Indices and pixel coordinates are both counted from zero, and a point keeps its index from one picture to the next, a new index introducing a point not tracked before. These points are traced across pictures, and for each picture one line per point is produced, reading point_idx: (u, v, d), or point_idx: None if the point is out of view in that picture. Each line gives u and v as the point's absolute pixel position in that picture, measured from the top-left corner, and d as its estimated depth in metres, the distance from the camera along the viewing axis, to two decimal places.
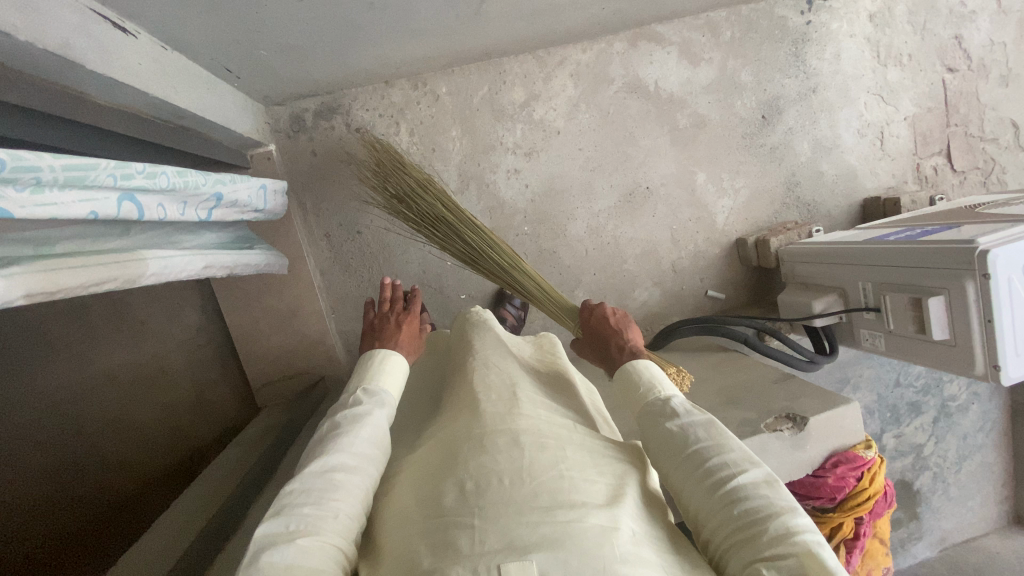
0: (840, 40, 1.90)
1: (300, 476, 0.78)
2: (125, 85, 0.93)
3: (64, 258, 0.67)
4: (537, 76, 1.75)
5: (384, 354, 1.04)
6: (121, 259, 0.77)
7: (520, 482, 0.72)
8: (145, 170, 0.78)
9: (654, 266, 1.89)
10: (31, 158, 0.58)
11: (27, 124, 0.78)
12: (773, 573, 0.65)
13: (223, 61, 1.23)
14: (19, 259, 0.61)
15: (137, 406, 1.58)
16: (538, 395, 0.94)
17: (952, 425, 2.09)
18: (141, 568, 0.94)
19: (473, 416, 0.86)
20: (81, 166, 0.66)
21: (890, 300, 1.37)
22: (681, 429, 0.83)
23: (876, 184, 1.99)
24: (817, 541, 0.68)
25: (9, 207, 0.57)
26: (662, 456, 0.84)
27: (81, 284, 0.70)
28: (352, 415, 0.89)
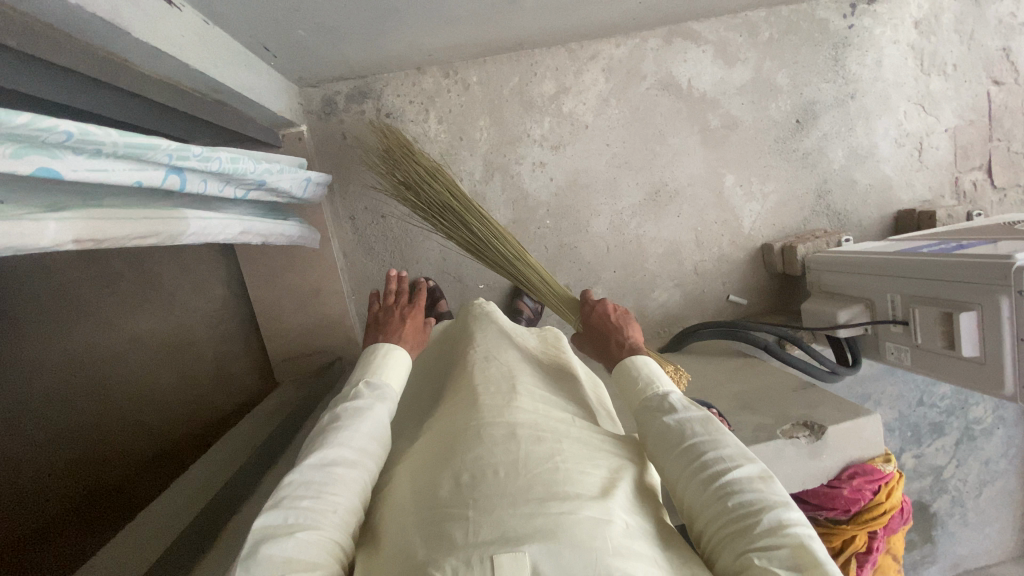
0: (883, 46, 1.84)
1: (300, 467, 0.78)
2: (167, 56, 0.95)
3: (110, 211, 0.69)
4: (569, 69, 1.74)
5: (387, 349, 1.04)
6: (164, 216, 0.79)
7: (514, 475, 0.72)
8: (201, 154, 0.80)
9: (676, 267, 1.87)
10: (97, 133, 0.61)
11: (64, 81, 0.80)
12: (764, 564, 0.64)
13: (262, 38, 1.25)
14: (69, 207, 0.63)
15: (154, 373, 1.62)
16: (538, 389, 0.94)
17: (974, 449, 2.02)
18: (152, 531, 0.96)
19: (471, 408, 0.86)
20: (140, 144, 0.68)
21: (919, 313, 1.33)
22: (677, 423, 0.83)
23: (912, 196, 1.93)
24: (809, 535, 0.68)
25: (65, 170, 0.59)
26: (657, 450, 0.83)
27: (124, 237, 0.71)
28: (353, 409, 0.89)
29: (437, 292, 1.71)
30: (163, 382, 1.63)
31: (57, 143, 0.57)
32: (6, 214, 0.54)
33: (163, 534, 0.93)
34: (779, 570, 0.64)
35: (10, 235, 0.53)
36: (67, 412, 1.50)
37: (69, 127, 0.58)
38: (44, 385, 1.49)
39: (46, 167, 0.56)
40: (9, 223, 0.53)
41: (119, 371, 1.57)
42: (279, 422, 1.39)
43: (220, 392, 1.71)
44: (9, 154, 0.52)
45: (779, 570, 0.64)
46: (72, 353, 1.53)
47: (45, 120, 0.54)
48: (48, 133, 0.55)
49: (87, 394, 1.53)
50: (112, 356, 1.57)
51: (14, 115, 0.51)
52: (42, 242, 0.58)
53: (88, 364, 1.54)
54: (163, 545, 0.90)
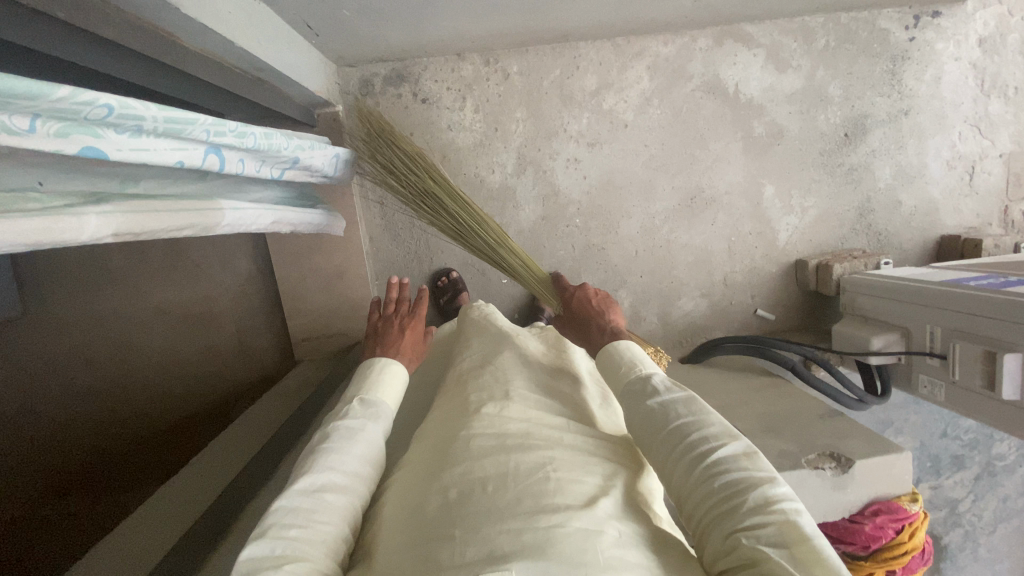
0: (943, 62, 1.76)
1: (286, 493, 0.73)
2: (214, 32, 0.93)
3: (143, 200, 0.64)
4: (613, 65, 1.68)
5: (383, 364, 1.03)
6: (201, 205, 0.74)
7: (503, 488, 0.70)
8: (237, 129, 0.76)
9: (705, 276, 1.83)
10: (137, 107, 0.58)
11: (109, 56, 0.79)
12: (751, 544, 0.63)
13: (306, 16, 1.22)
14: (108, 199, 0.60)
15: (176, 342, 1.63)
16: (533, 396, 0.93)
17: (994, 485, 1.96)
18: (177, 512, 0.97)
19: (463, 419, 0.87)
20: (180, 118, 0.64)
21: (959, 349, 1.28)
22: (661, 406, 0.82)
23: (957, 222, 1.86)
24: (797, 509, 0.66)
25: (105, 148, 0.56)
26: (643, 435, 0.82)
27: (163, 230, 0.67)
28: (346, 429, 0.86)
29: (460, 284, 1.71)
30: (184, 351, 1.64)
31: (97, 120, 0.55)
32: (46, 210, 0.51)
33: (187, 516, 0.95)
34: (767, 548, 0.62)
35: (50, 232, 0.51)
36: (92, 373, 1.54)
37: (108, 100, 0.54)
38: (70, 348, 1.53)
39: (90, 147, 0.54)
40: (48, 219, 0.51)
41: (143, 338, 1.59)
42: (298, 403, 1.38)
43: (243, 366, 1.73)
44: (52, 134, 0.50)
45: (766, 548, 0.62)
46: (98, 317, 1.55)
47: (82, 93, 0.52)
48: (89, 107, 0.52)
49: (109, 358, 1.55)
50: (136, 323, 1.59)
51: (53, 87, 0.49)
52: (82, 238, 0.55)
53: (114, 328, 1.57)
54: (183, 529, 0.91)
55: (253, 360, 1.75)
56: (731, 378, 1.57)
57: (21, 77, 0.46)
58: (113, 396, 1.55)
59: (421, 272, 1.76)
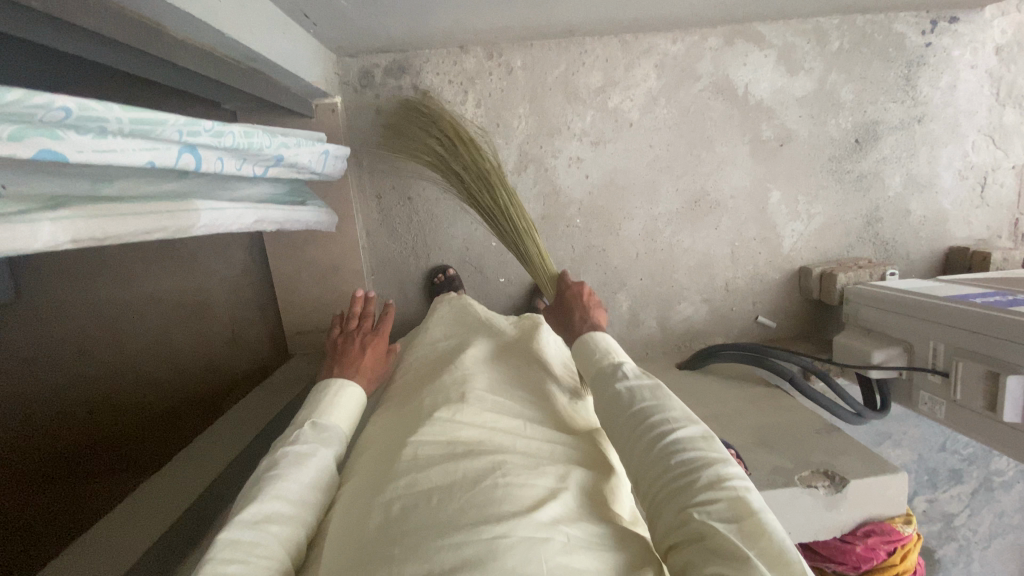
0: (960, 69, 1.70)
1: (230, 525, 0.71)
2: (201, 23, 0.90)
3: (109, 206, 0.62)
4: (619, 62, 1.64)
5: (340, 386, 1.00)
6: (172, 208, 0.72)
7: (447, 501, 0.69)
8: (214, 128, 0.73)
9: (706, 281, 1.80)
10: (97, 108, 0.56)
11: (88, 47, 0.76)
12: (702, 518, 0.63)
13: (302, 4, 1.18)
14: (69, 204, 0.58)
15: (169, 333, 1.63)
16: (495, 398, 0.91)
17: (991, 500, 1.93)
18: (162, 499, 0.96)
19: (413, 423, 0.86)
20: (147, 119, 0.62)
21: (962, 368, 1.25)
22: (628, 391, 0.82)
23: (966, 233, 1.81)
24: (748, 488, 0.67)
25: (65, 150, 0.54)
26: (608, 419, 0.82)
27: (127, 234, 0.65)
28: (294, 455, 0.84)
29: (457, 281, 1.69)
30: (177, 341, 1.64)
31: (56, 122, 0.52)
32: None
33: (171, 504, 0.94)
34: (716, 522, 0.63)
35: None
36: (84, 360, 1.51)
37: (65, 103, 0.52)
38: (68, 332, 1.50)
39: (48, 150, 0.51)
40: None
41: (136, 326, 1.58)
42: (287, 399, 1.37)
43: (237, 356, 1.75)
44: (7, 137, 0.48)
45: (716, 522, 0.63)
46: (91, 303, 1.52)
47: (37, 95, 0.49)
48: (44, 110, 0.50)
49: (102, 344, 1.53)
50: (128, 311, 1.56)
51: (5, 90, 0.46)
52: (36, 247, 0.52)
53: (106, 315, 1.54)
54: (171, 517, 0.90)
55: (245, 352, 1.76)
56: (728, 387, 1.55)
57: None
58: (103, 384, 1.53)
59: (417, 268, 1.73)
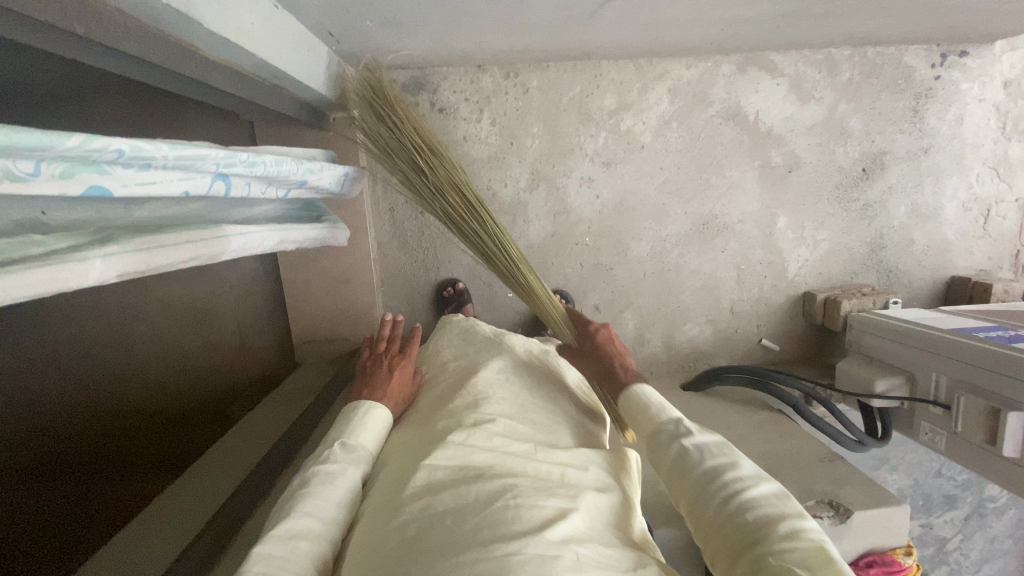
0: (966, 103, 1.74)
1: (264, 539, 0.74)
2: (236, 45, 0.92)
3: (157, 241, 0.63)
4: (633, 85, 1.66)
5: (368, 407, 1.02)
6: (207, 237, 0.72)
7: (461, 521, 0.70)
8: (247, 159, 0.75)
9: (712, 303, 1.82)
10: (149, 149, 0.57)
11: (129, 66, 0.78)
12: (781, 565, 0.63)
13: (328, 24, 1.20)
14: (120, 239, 0.59)
15: (177, 339, 1.59)
16: (507, 416, 0.92)
17: (983, 526, 1.96)
18: (185, 510, 1.01)
19: (426, 445, 0.87)
20: (191, 153, 0.63)
21: (963, 401, 1.27)
22: (693, 446, 0.83)
23: (968, 264, 1.84)
24: (826, 541, 0.67)
25: (110, 185, 0.55)
26: (675, 477, 0.83)
27: (164, 265, 0.66)
28: (326, 473, 0.86)
29: (466, 295, 1.70)
30: (186, 348, 1.61)
31: (109, 159, 0.54)
32: (51, 257, 0.49)
33: (194, 515, 0.98)
34: (796, 568, 0.63)
35: (54, 282, 0.49)
36: (91, 363, 1.44)
37: (121, 145, 0.54)
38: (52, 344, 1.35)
39: (95, 186, 0.53)
40: (55, 268, 0.49)
41: (146, 331, 1.53)
42: (301, 408, 1.39)
43: (245, 363, 1.75)
44: (58, 176, 0.49)
45: (796, 569, 0.63)
46: (100, 307, 1.45)
47: (98, 139, 0.51)
48: (101, 152, 0.52)
49: (109, 348, 1.46)
50: (138, 314, 1.51)
51: (68, 136, 0.48)
52: (87, 282, 0.53)
53: (114, 318, 1.47)
54: (194, 528, 0.94)
55: (253, 358, 1.77)
56: (732, 410, 1.58)
57: (40, 130, 0.45)
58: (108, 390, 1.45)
59: (427, 282, 1.75)
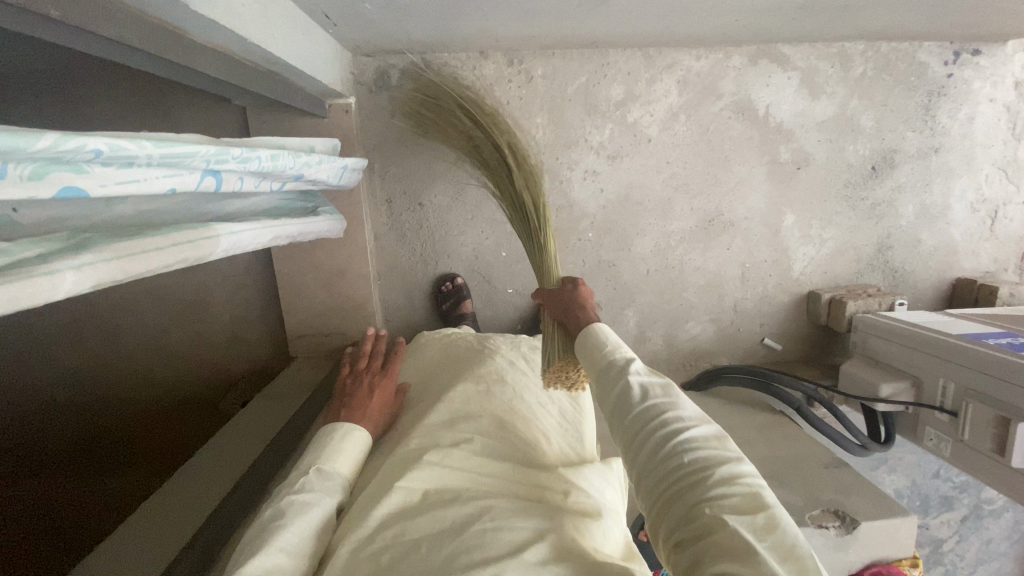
0: (979, 101, 1.70)
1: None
2: (227, 29, 0.85)
3: (138, 243, 0.56)
4: (641, 76, 1.61)
5: (346, 429, 0.97)
6: (197, 236, 0.66)
7: (437, 548, 0.67)
8: (242, 155, 0.70)
9: (715, 301, 1.79)
10: (131, 147, 0.51)
11: (107, 49, 0.71)
12: (713, 515, 0.58)
13: (323, 6, 1.13)
14: (99, 245, 0.52)
15: (171, 338, 1.58)
16: (483, 435, 0.89)
17: (979, 527, 1.97)
18: (168, 514, 0.97)
19: (406, 460, 0.84)
20: (180, 149, 0.58)
21: (972, 408, 1.25)
22: (634, 384, 0.73)
23: (974, 266, 1.82)
24: (760, 486, 0.62)
25: (85, 186, 0.48)
26: (611, 417, 0.74)
27: (149, 271, 0.59)
28: (299, 504, 0.81)
29: (464, 291, 1.65)
30: (180, 345, 1.60)
31: (85, 157, 0.48)
32: (19, 269, 0.42)
33: (177, 519, 0.95)
34: (729, 519, 0.58)
35: (18, 302, 0.41)
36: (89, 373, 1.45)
37: (99, 144, 0.48)
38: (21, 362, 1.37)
39: (69, 187, 0.47)
40: (26, 285, 0.41)
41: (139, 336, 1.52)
42: (292, 407, 1.33)
43: (235, 356, 1.70)
44: (26, 177, 0.43)
45: (728, 521, 0.58)
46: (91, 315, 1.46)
47: (73, 138, 0.45)
48: (76, 153, 0.46)
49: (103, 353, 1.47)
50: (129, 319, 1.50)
51: (37, 135, 0.42)
52: (56, 298, 0.46)
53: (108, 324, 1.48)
54: (173, 536, 0.90)
55: (244, 351, 1.72)
56: (734, 411, 1.55)
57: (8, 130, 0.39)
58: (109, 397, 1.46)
59: (424, 276, 1.70)
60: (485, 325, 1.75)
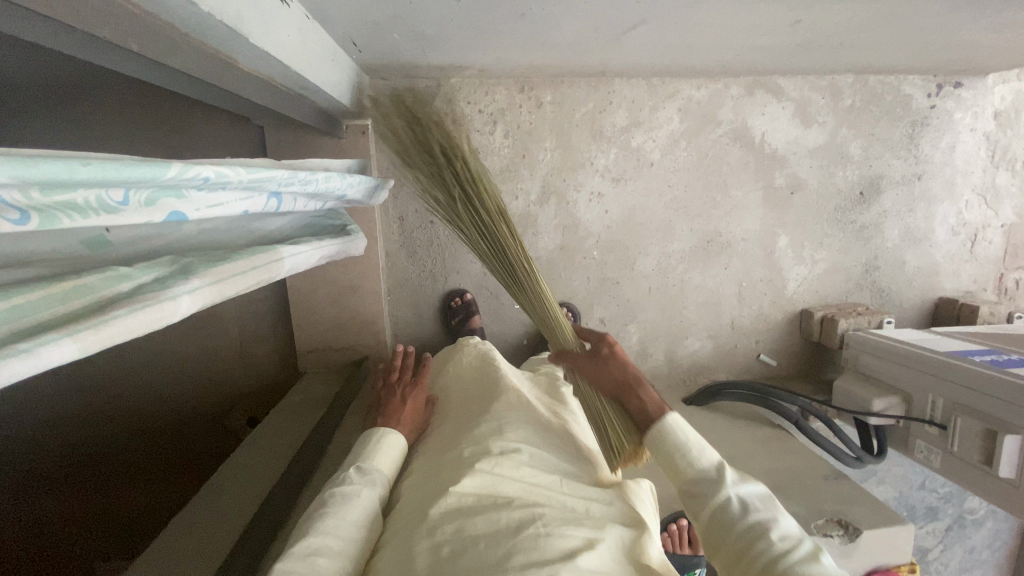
0: (959, 132, 1.81)
1: (284, 557, 0.73)
2: (274, 59, 0.89)
3: (228, 267, 0.61)
4: (645, 104, 1.69)
5: (383, 433, 1.02)
6: (268, 258, 0.71)
7: (494, 545, 0.71)
8: (305, 177, 0.75)
9: (713, 319, 1.86)
10: (229, 174, 0.57)
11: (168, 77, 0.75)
12: None
13: (353, 35, 1.18)
14: (198, 268, 0.57)
15: (185, 365, 1.65)
16: (532, 443, 0.92)
17: (963, 536, 2.05)
18: (209, 529, 0.99)
19: (447, 471, 0.88)
20: (263, 173, 0.63)
21: (960, 421, 1.33)
22: (735, 497, 0.80)
23: (955, 286, 1.93)
24: None
25: (185, 210, 0.54)
26: (713, 528, 0.80)
27: (235, 292, 0.64)
28: (341, 494, 0.85)
29: (473, 306, 1.69)
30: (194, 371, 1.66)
31: (192, 182, 0.53)
32: (146, 296, 0.49)
33: (219, 534, 0.97)
34: None
35: (150, 325, 0.49)
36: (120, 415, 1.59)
37: (208, 171, 0.54)
38: (37, 400, 1.53)
39: (175, 212, 0.52)
40: (150, 310, 0.48)
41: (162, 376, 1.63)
42: (312, 419, 1.36)
43: (242, 370, 1.71)
44: (143, 204, 0.49)
45: None
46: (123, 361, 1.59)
47: (190, 168, 0.52)
48: (189, 180, 0.52)
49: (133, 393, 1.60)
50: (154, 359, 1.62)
51: (166, 165, 0.49)
52: (173, 319, 0.52)
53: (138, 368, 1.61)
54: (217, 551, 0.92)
55: (255, 365, 1.72)
56: (735, 425, 1.61)
57: (148, 162, 0.46)
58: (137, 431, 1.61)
59: (434, 292, 1.74)
60: (492, 341, 1.79)
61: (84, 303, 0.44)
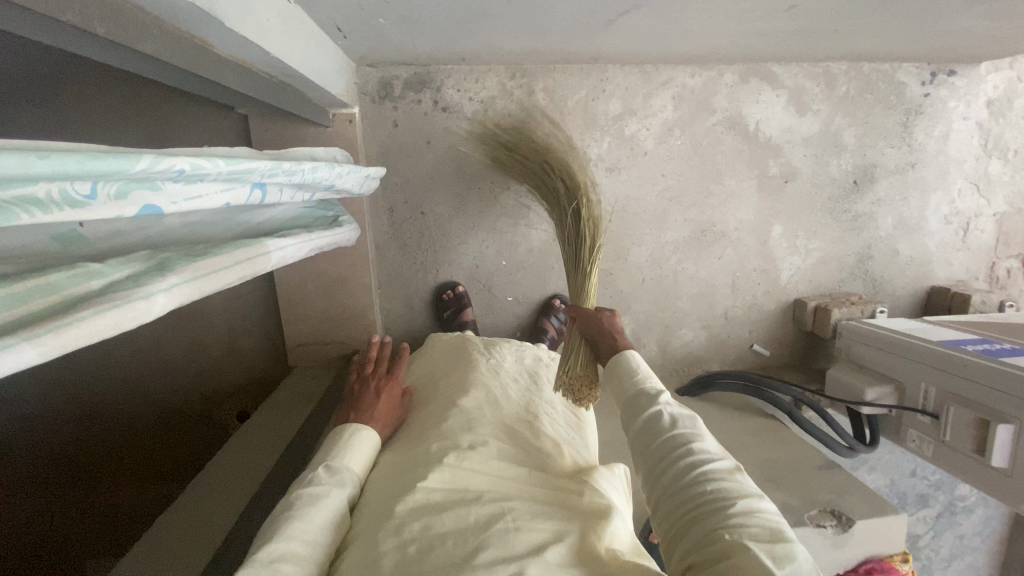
0: (953, 120, 1.80)
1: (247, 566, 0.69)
2: (252, 44, 0.86)
3: (208, 263, 0.59)
4: (638, 91, 1.66)
5: (356, 429, 0.99)
6: (253, 253, 0.69)
7: (462, 543, 0.70)
8: (291, 168, 0.72)
9: (707, 309, 1.85)
10: (206, 166, 0.55)
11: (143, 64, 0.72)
12: (733, 538, 0.62)
13: (337, 20, 1.14)
14: (177, 265, 0.55)
15: (172, 361, 1.62)
16: (499, 440, 0.92)
17: (953, 523, 2.07)
18: (187, 521, 0.98)
19: (422, 463, 0.86)
20: (244, 165, 0.60)
21: (953, 411, 1.33)
22: (661, 413, 0.79)
23: (948, 274, 1.93)
24: (777, 519, 0.67)
25: (162, 203, 0.51)
26: (637, 444, 0.79)
27: (217, 289, 0.62)
28: (309, 496, 0.82)
29: (465, 298, 1.67)
30: (181, 367, 1.64)
31: (167, 175, 0.51)
32: (118, 296, 0.46)
33: (196, 528, 0.96)
34: (750, 543, 0.62)
35: (120, 325, 0.46)
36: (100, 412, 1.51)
37: (183, 164, 0.51)
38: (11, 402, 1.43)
39: (149, 205, 0.50)
40: (122, 311, 0.46)
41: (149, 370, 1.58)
42: (300, 414, 1.34)
43: (231, 364, 1.73)
44: (112, 197, 0.46)
45: (750, 544, 0.62)
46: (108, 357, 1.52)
47: (165, 159, 0.49)
48: (163, 173, 0.49)
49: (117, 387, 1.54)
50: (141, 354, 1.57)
51: (136, 158, 0.46)
52: (149, 319, 0.50)
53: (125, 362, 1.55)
54: (192, 545, 0.92)
55: (241, 358, 1.74)
56: (728, 416, 1.61)
57: (115, 154, 0.44)
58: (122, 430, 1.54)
59: (425, 284, 1.71)
60: (485, 333, 1.77)
61: (49, 304, 0.42)
